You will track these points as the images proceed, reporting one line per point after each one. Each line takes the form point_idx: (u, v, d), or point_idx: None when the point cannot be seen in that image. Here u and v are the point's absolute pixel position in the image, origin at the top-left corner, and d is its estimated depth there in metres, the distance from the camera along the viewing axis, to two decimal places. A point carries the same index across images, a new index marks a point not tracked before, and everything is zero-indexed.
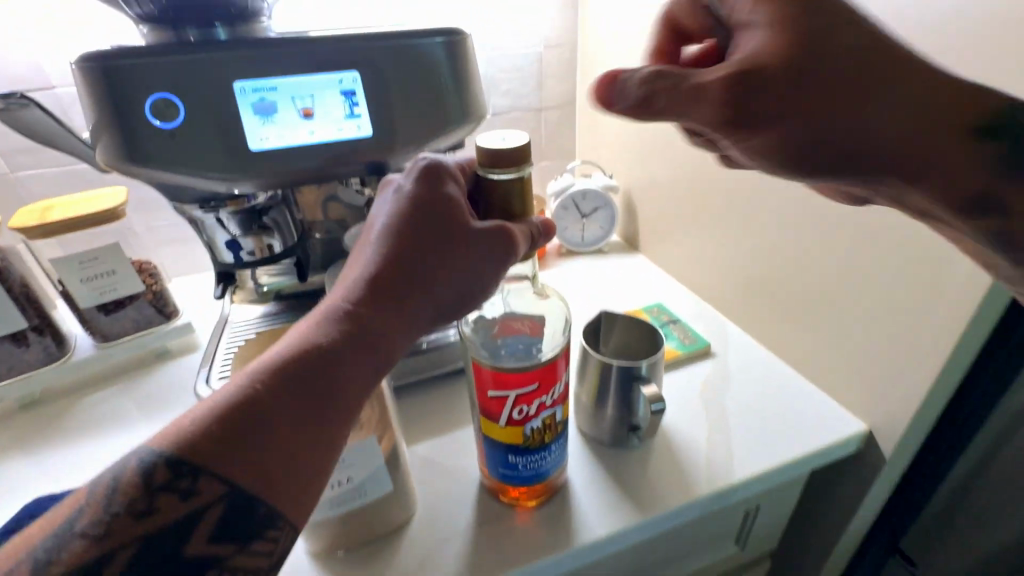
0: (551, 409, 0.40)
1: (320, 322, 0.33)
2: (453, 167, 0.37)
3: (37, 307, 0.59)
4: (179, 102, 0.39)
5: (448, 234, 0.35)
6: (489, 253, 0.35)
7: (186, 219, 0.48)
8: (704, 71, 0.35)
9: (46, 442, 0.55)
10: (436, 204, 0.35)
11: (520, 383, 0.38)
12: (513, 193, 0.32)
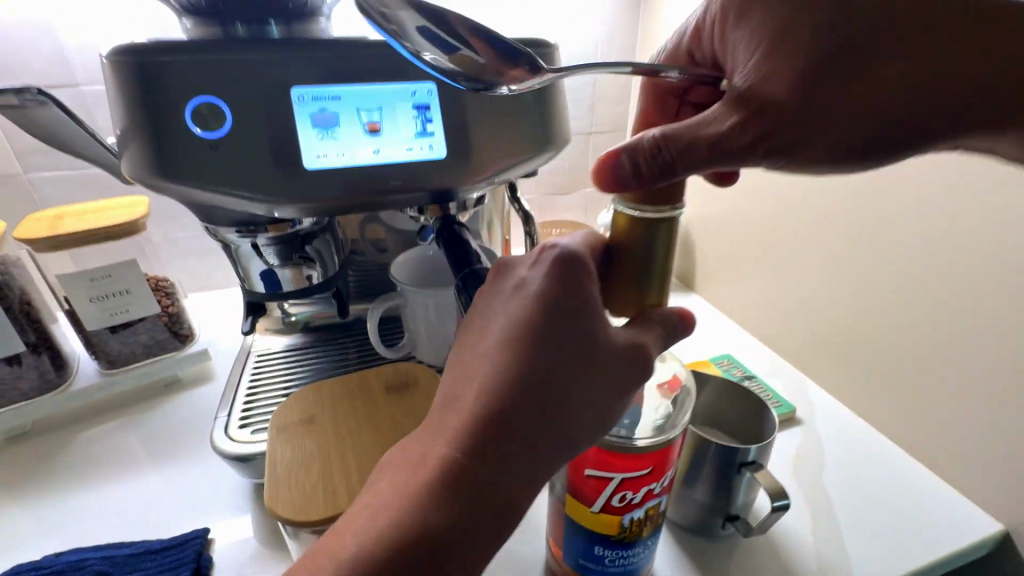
0: (657, 498, 0.32)
1: (419, 497, 0.23)
2: (583, 252, 0.26)
3: (37, 327, 0.52)
4: (226, 108, 0.33)
5: (585, 354, 0.24)
6: (630, 376, 0.26)
7: (219, 243, 0.41)
8: (713, 122, 0.30)
9: (35, 486, 0.49)
10: (568, 313, 0.24)
11: (630, 466, 0.30)
12: (657, 249, 0.25)
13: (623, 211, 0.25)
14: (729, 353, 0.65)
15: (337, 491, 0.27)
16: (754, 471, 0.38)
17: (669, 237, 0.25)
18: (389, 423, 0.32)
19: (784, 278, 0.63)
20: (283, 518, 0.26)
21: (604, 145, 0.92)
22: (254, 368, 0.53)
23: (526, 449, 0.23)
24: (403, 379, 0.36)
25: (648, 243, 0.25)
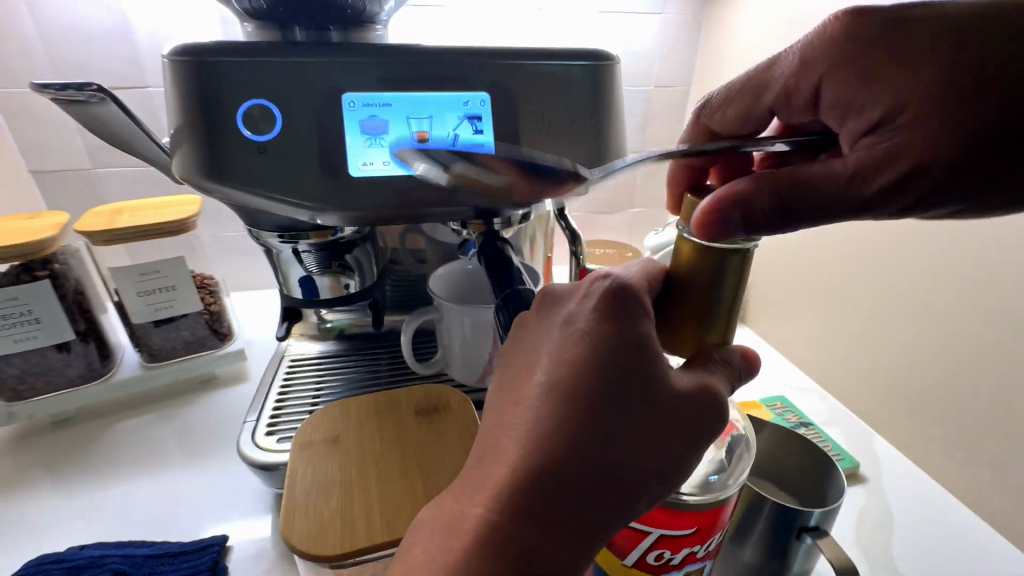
0: (700, 561, 0.28)
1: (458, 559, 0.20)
2: (640, 286, 0.23)
3: (88, 317, 0.53)
4: (277, 111, 0.32)
5: (645, 402, 0.21)
6: (698, 428, 0.22)
7: (261, 248, 0.41)
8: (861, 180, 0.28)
9: (72, 473, 0.49)
10: (626, 354, 0.22)
11: (673, 524, 0.26)
12: (723, 280, 0.22)
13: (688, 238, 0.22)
14: (783, 394, 0.60)
15: (355, 523, 0.26)
16: (817, 538, 0.33)
17: (739, 271, 0.22)
18: (415, 451, 0.30)
19: None
20: (298, 549, 0.24)
21: (654, 165, 0.89)
22: (286, 373, 0.53)
23: (579, 501, 0.20)
24: (434, 403, 0.34)
25: (715, 276, 0.22)
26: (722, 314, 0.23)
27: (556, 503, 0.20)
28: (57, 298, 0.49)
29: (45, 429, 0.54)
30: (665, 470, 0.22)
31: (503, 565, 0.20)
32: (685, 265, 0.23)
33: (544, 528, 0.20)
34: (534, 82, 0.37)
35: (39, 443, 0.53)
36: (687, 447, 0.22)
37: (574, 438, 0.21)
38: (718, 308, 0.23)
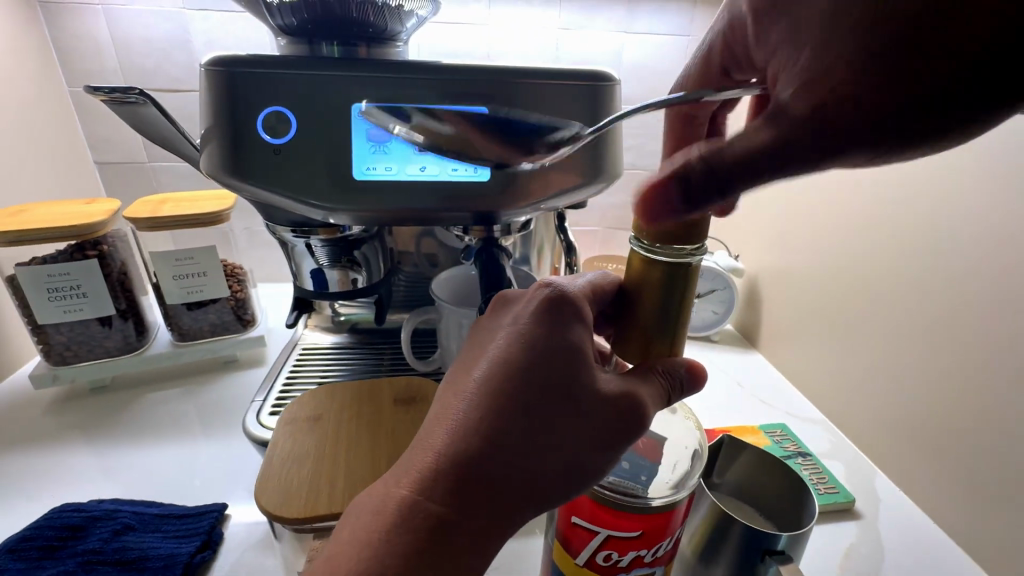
0: (650, 568, 0.29)
1: (385, 520, 0.23)
2: (580, 297, 0.26)
3: (128, 295, 0.59)
4: (293, 118, 0.36)
5: (568, 399, 0.24)
6: (618, 429, 0.25)
7: (277, 241, 0.44)
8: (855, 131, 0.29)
9: (101, 435, 0.54)
10: (555, 355, 0.25)
11: (618, 525, 0.27)
12: (668, 293, 0.23)
13: (641, 251, 0.24)
14: (784, 422, 0.59)
15: (322, 491, 0.27)
16: (779, 562, 0.33)
17: (685, 285, 0.23)
18: (388, 433, 0.32)
19: (859, 349, 0.56)
20: (266, 508, 0.26)
21: None
22: (297, 359, 0.57)
23: (501, 481, 0.23)
24: (413, 393, 0.36)
25: (664, 288, 0.23)
26: (669, 325, 0.24)
27: (475, 478, 0.23)
28: (103, 275, 0.55)
29: (83, 394, 0.60)
30: (578, 464, 0.24)
31: (421, 533, 0.22)
32: (636, 276, 0.24)
33: (465, 504, 0.23)
34: (534, 99, 0.39)
35: (77, 406, 0.58)
36: (606, 446, 0.25)
37: (499, 423, 0.23)
38: (666, 318, 0.24)
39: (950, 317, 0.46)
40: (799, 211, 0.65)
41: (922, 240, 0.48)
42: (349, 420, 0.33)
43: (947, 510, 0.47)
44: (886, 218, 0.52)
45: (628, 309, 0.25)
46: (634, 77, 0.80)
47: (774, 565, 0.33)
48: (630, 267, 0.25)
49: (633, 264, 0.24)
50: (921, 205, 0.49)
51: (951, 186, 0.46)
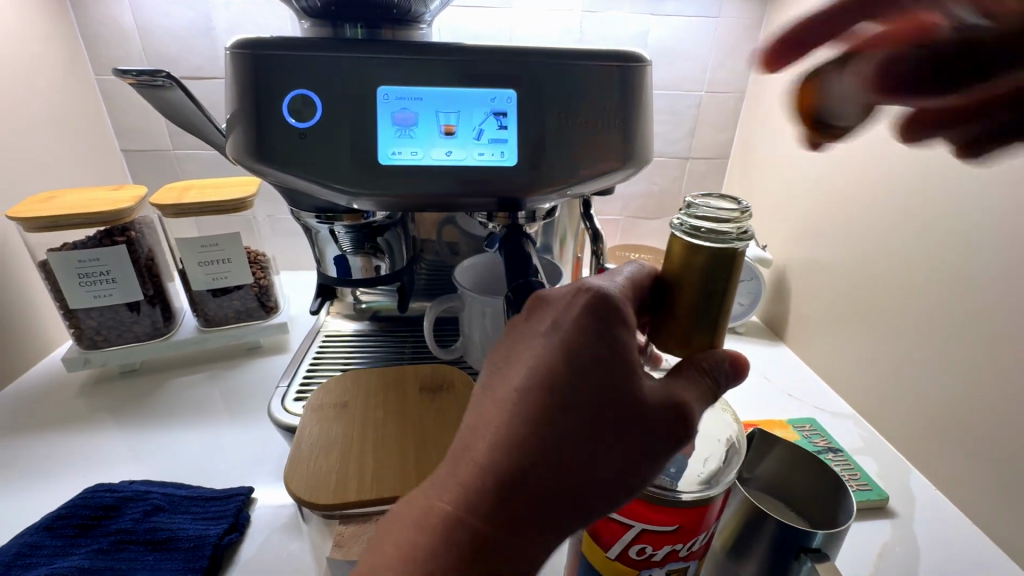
0: (684, 563, 0.28)
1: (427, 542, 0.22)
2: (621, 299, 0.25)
3: (155, 281, 0.60)
4: (317, 100, 0.35)
5: (609, 411, 0.23)
6: (661, 437, 0.24)
7: (301, 227, 0.44)
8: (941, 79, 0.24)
9: (130, 418, 0.56)
10: (595, 366, 0.23)
11: (654, 518, 0.26)
12: (710, 279, 0.22)
13: (683, 236, 0.23)
14: (813, 417, 0.57)
15: (348, 481, 0.27)
16: (816, 560, 0.32)
17: (729, 270, 0.22)
18: (416, 423, 0.31)
19: (891, 344, 0.54)
20: (295, 497, 0.26)
21: (701, 173, 0.88)
22: (319, 346, 0.57)
23: (541, 494, 0.22)
24: (439, 381, 0.35)
25: (708, 273, 0.22)
26: (713, 313, 0.23)
27: (514, 496, 0.22)
28: (131, 261, 0.56)
29: (114, 377, 0.61)
30: (620, 475, 0.23)
31: (463, 551, 0.22)
32: (677, 262, 0.23)
33: (507, 521, 0.22)
34: (562, 81, 0.37)
35: (108, 389, 0.60)
36: (648, 454, 0.24)
37: (540, 435, 0.23)
38: (710, 305, 0.23)
39: (993, 311, 0.44)
40: (832, 199, 0.63)
41: (966, 230, 0.46)
42: (376, 408, 0.32)
43: (982, 509, 0.45)
44: (925, 207, 0.50)
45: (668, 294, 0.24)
46: (659, 62, 0.78)
47: (812, 563, 0.32)
48: (670, 253, 0.24)
49: (673, 249, 0.23)
50: (964, 192, 0.46)
51: (998, 173, 0.43)
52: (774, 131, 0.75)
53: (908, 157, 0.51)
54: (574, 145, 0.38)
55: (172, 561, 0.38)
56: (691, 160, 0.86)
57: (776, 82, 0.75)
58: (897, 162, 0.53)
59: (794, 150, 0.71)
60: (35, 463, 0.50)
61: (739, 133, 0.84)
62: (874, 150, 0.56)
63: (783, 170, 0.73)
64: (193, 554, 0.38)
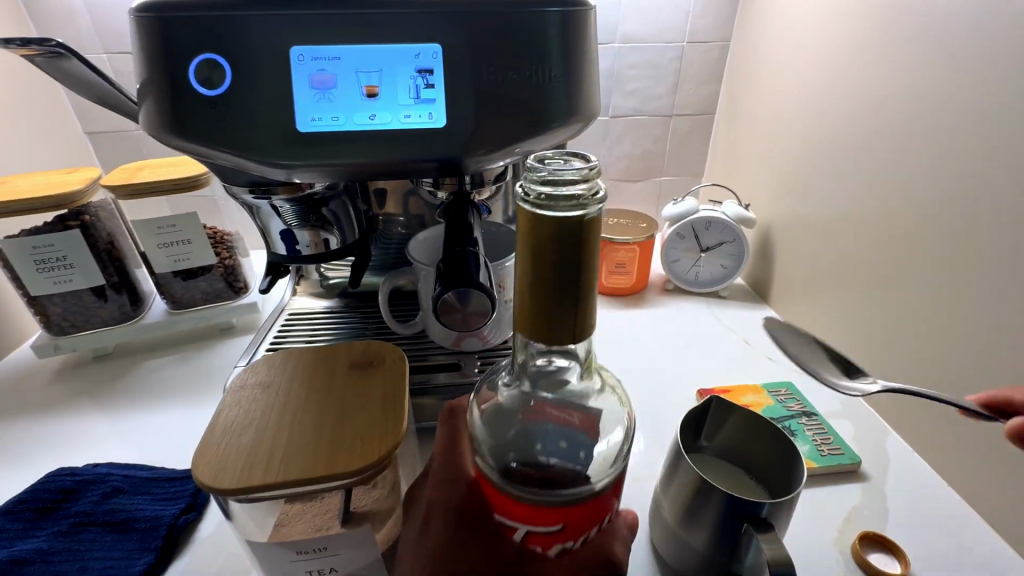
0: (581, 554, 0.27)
1: None
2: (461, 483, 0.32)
3: (118, 265, 0.59)
4: (226, 65, 0.32)
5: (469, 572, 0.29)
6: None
7: (240, 203, 0.42)
8: None
9: (102, 401, 0.56)
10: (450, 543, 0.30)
11: (538, 519, 0.24)
12: (563, 254, 0.20)
13: (533, 208, 0.20)
14: (790, 381, 0.55)
15: (255, 461, 0.25)
16: (757, 530, 0.30)
17: (580, 242, 0.20)
18: (338, 399, 0.29)
19: (878, 304, 0.52)
20: (200, 484, 0.24)
21: (686, 131, 0.83)
22: (283, 324, 0.56)
23: None
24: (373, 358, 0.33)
25: (561, 249, 0.20)
26: (572, 292, 0.21)
27: None
28: (88, 246, 0.55)
29: (88, 362, 0.62)
30: None
31: None
32: (527, 236, 0.20)
33: None
34: (494, 30, 0.34)
35: (82, 373, 0.60)
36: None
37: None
38: (567, 285, 0.21)
39: (985, 266, 0.41)
40: (819, 153, 0.60)
41: (957, 180, 0.43)
42: (295, 387, 0.30)
43: (954, 468, 0.44)
44: (917, 157, 0.46)
45: (521, 274, 0.21)
46: (636, 11, 0.73)
47: (753, 532, 0.31)
48: (521, 225, 0.20)
49: (522, 224, 0.20)
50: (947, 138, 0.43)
51: (996, 116, 0.40)
52: (760, 82, 0.71)
53: (900, 103, 0.48)
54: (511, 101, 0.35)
55: (129, 541, 0.38)
56: (675, 117, 0.82)
57: (761, 28, 0.70)
58: (889, 110, 0.49)
59: (779, 101, 0.67)
60: (6, 448, 0.51)
61: (725, 87, 0.79)
62: (866, 99, 0.52)
63: (769, 125, 0.69)
64: (150, 534, 0.39)
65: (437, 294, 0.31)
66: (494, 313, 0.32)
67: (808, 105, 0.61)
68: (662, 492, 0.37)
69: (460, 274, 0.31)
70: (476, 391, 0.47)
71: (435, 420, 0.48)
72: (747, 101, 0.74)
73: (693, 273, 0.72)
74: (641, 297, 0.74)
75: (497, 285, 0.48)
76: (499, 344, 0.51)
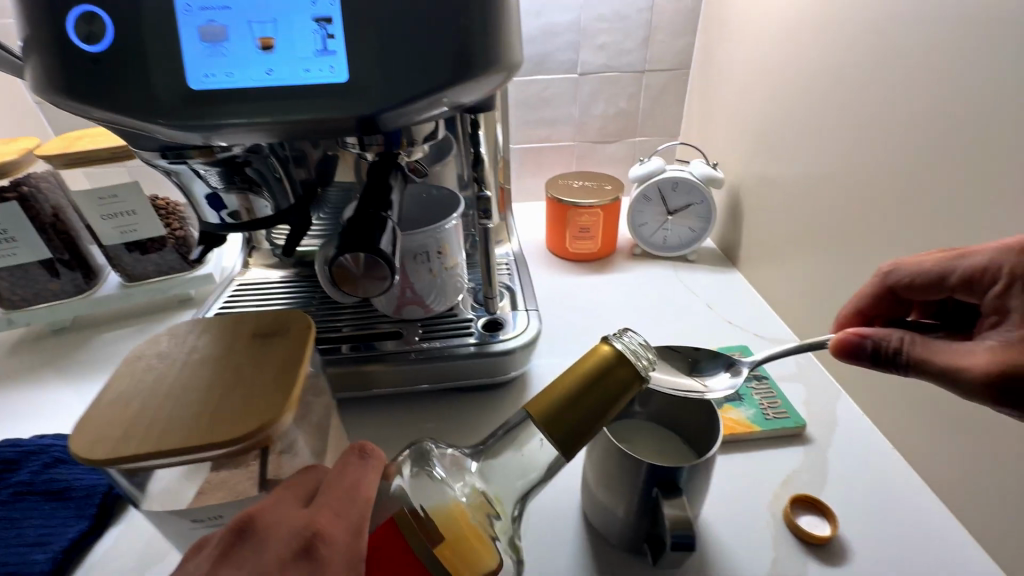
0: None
1: None
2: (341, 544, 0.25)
3: (64, 238, 0.58)
4: (106, 18, 0.30)
5: None
6: None
7: (155, 169, 0.40)
8: (929, 351, 0.31)
9: (56, 374, 0.56)
10: None
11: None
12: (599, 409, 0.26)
13: (615, 354, 0.27)
14: (746, 345, 0.57)
15: (132, 434, 0.25)
16: (665, 496, 0.31)
17: (615, 401, 0.26)
18: (232, 369, 0.29)
19: (844, 264, 0.50)
20: (76, 454, 0.24)
21: (659, 87, 0.80)
22: (230, 295, 0.55)
23: None
24: (277, 326, 0.32)
25: (609, 392, 0.26)
26: (577, 439, 0.26)
27: None
28: (27, 219, 0.54)
29: (46, 335, 0.62)
30: None
31: None
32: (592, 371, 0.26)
33: None
34: None
35: (41, 346, 0.60)
36: None
37: None
38: (588, 425, 0.26)
39: (951, 223, 0.39)
40: (790, 108, 0.57)
41: (930, 132, 0.40)
42: (194, 356, 0.30)
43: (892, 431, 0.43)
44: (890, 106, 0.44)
45: (564, 393, 0.26)
46: None
47: (662, 498, 0.31)
48: (594, 357, 0.27)
49: (599, 358, 0.27)
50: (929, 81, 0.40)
51: (976, 56, 0.37)
52: (734, 31, 0.66)
53: (876, 50, 0.45)
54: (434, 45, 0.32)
55: (66, 509, 0.39)
56: (647, 73, 0.78)
57: None
58: (864, 58, 0.46)
59: (752, 52, 0.63)
60: None
61: (700, 40, 0.75)
62: (840, 45, 0.49)
63: (741, 79, 0.66)
64: (87, 502, 0.39)
65: (330, 257, 0.29)
66: (395, 280, 0.30)
67: (781, 55, 0.58)
68: (586, 460, 0.36)
69: (359, 238, 0.30)
70: (415, 359, 0.46)
71: (378, 388, 0.47)
72: (720, 53, 0.70)
73: (661, 237, 0.71)
74: (608, 263, 0.72)
75: (438, 249, 0.46)
76: (443, 311, 0.50)
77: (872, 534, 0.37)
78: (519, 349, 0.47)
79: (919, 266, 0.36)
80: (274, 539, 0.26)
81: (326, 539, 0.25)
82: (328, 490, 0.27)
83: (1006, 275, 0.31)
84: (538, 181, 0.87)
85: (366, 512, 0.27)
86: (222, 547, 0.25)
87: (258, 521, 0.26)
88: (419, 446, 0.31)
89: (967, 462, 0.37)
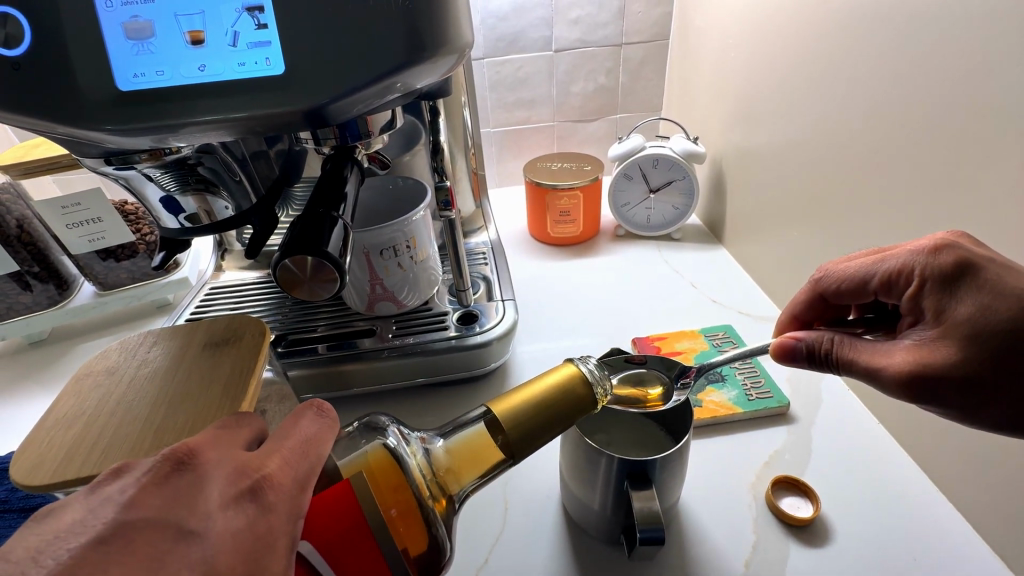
0: (400, 544, 0.26)
1: None
2: (289, 482, 0.23)
3: (32, 249, 0.56)
4: (14, 12, 0.27)
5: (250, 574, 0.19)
6: None
7: (104, 176, 0.38)
8: (855, 354, 0.31)
9: (35, 386, 0.56)
10: (244, 542, 0.20)
11: (408, 536, 0.27)
12: (540, 429, 0.26)
13: (580, 370, 0.27)
14: (729, 323, 0.56)
15: (72, 461, 0.28)
16: (633, 488, 0.31)
17: (562, 420, 0.26)
18: (184, 379, 0.33)
19: (825, 237, 0.49)
20: (16, 480, 0.27)
21: (638, 61, 0.77)
22: (203, 297, 0.54)
23: None
24: (227, 335, 0.36)
25: (570, 406, 0.26)
26: (520, 455, 0.26)
27: None
28: None
29: (24, 349, 0.61)
30: None
31: None
32: (554, 391, 0.26)
33: None
34: None
35: (19, 359, 0.60)
36: None
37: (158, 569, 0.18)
38: (542, 434, 0.26)
39: (936, 190, 0.38)
40: (770, 77, 0.54)
41: (910, 95, 0.39)
42: (143, 370, 0.34)
43: (877, 406, 0.43)
44: (875, 69, 0.41)
45: (525, 402, 0.26)
46: None
47: (631, 490, 0.31)
48: (556, 373, 0.27)
49: (564, 373, 0.27)
50: (911, 42, 0.38)
51: (961, 12, 0.34)
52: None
53: (857, 9, 0.42)
54: (382, 24, 0.29)
55: None
56: (625, 47, 0.75)
57: None
58: (843, 19, 0.44)
59: (731, 17, 0.60)
60: None
61: (678, 9, 0.72)
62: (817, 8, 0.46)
63: (718, 49, 0.63)
64: None
65: (276, 260, 0.29)
66: (345, 280, 0.30)
67: (759, 20, 0.55)
68: (560, 455, 0.36)
69: (305, 241, 0.29)
70: (389, 355, 0.45)
71: (354, 387, 0.46)
72: (698, 23, 0.68)
73: (644, 216, 0.70)
74: (591, 246, 0.71)
75: (407, 242, 0.45)
76: (418, 305, 0.49)
77: (855, 511, 0.37)
78: (496, 340, 0.46)
79: (846, 270, 0.35)
80: (215, 475, 0.21)
81: (273, 487, 0.22)
82: (278, 440, 0.24)
83: (917, 277, 0.30)
84: (519, 164, 0.85)
85: (316, 467, 0.24)
86: (152, 476, 0.20)
87: (200, 455, 0.22)
88: (370, 420, 0.31)
89: (949, 434, 0.36)
